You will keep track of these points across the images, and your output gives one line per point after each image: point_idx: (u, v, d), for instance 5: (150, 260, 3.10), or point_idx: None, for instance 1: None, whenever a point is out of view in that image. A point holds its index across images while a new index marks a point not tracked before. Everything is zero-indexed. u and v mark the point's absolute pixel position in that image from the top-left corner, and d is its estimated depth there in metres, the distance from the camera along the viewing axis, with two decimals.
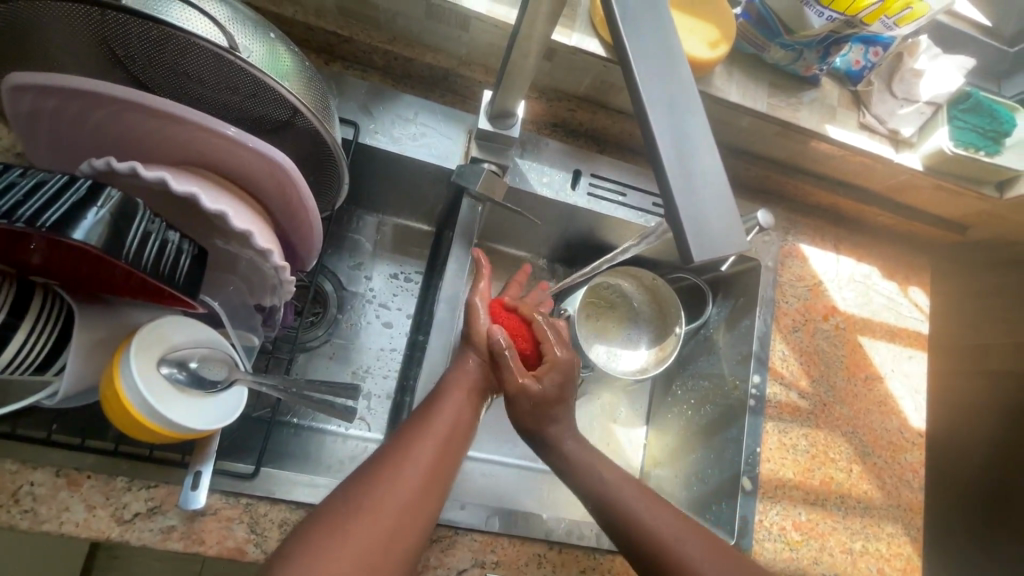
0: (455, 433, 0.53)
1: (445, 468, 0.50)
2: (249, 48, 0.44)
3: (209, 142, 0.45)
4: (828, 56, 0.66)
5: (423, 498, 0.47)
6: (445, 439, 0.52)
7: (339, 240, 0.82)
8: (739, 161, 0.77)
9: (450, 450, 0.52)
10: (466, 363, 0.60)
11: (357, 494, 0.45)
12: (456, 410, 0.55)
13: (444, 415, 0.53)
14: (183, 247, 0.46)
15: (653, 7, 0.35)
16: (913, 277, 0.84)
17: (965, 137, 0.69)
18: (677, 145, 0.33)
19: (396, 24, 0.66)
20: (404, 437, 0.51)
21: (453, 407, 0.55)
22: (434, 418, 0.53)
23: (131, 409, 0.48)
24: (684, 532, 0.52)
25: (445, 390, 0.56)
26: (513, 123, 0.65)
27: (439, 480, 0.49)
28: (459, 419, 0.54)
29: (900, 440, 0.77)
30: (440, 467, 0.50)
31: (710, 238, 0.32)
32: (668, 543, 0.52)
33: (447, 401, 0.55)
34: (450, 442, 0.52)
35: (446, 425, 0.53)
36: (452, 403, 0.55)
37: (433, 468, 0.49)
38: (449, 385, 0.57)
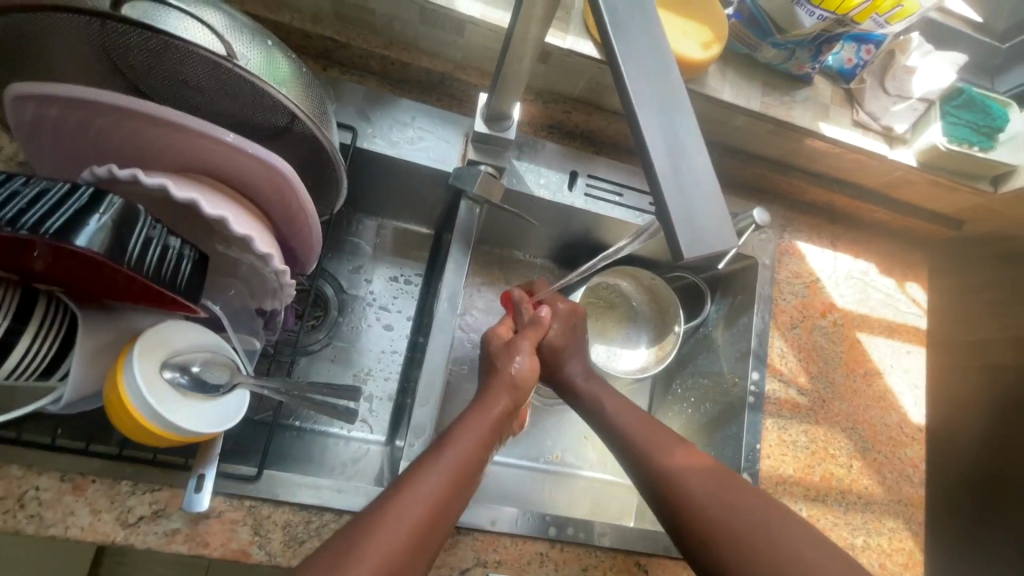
0: (471, 465, 0.53)
1: (454, 503, 0.50)
2: (246, 54, 0.45)
3: (210, 149, 0.46)
4: (820, 54, 0.66)
5: (427, 535, 0.47)
6: (459, 472, 0.51)
7: (339, 244, 0.83)
8: (734, 160, 0.78)
9: (462, 484, 0.51)
10: (499, 398, 0.60)
11: (365, 525, 0.45)
12: (472, 443, 0.54)
13: (467, 433, 0.55)
14: (184, 251, 0.47)
15: (643, 15, 0.35)
16: (910, 273, 0.85)
17: (959, 133, 0.69)
18: (669, 146, 0.34)
19: (392, 30, 0.67)
20: (416, 469, 0.50)
21: (470, 438, 0.54)
22: (449, 449, 0.52)
23: (134, 412, 0.48)
24: (691, 471, 0.56)
25: (465, 423, 0.56)
26: (509, 125, 0.65)
27: (446, 515, 0.49)
28: (474, 453, 0.54)
29: (900, 435, 0.77)
30: (450, 502, 0.50)
31: (701, 236, 0.33)
32: (674, 479, 0.56)
33: (464, 432, 0.55)
34: (464, 477, 0.52)
35: (469, 443, 0.54)
36: (474, 428, 0.56)
37: (442, 502, 0.49)
38: (470, 418, 0.57)
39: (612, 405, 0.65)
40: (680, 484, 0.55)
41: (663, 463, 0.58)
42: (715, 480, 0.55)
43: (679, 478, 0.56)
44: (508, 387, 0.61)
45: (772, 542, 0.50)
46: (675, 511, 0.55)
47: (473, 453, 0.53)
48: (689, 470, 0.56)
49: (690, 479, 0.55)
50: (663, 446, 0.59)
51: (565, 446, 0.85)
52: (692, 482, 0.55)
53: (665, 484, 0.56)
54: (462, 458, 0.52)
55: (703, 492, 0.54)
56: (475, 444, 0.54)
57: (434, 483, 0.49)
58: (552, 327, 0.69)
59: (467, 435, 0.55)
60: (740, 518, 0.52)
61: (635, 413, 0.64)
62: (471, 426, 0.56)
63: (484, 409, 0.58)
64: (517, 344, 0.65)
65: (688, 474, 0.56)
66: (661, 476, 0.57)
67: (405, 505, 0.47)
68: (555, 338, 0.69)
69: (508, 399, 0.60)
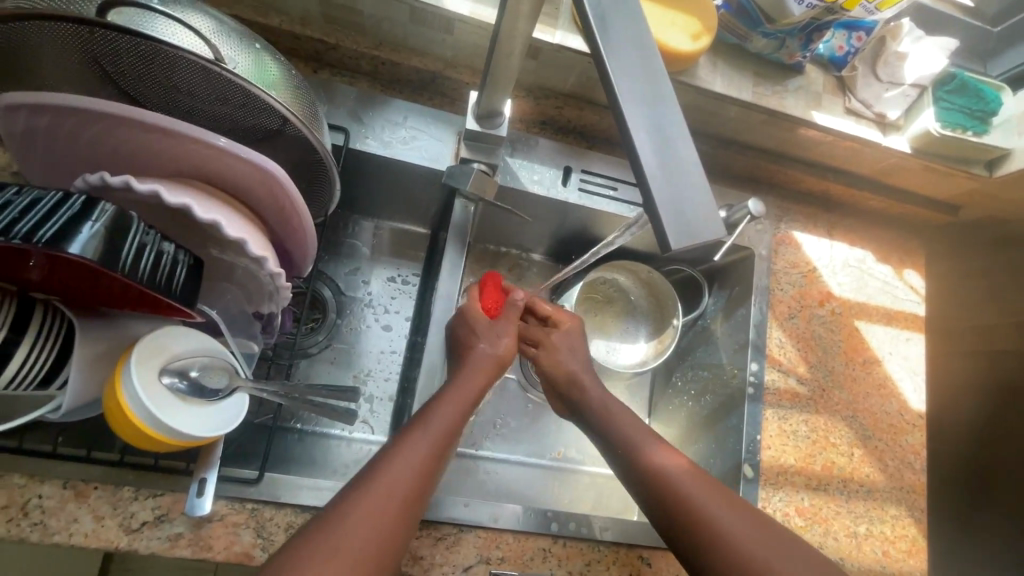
0: (448, 441, 0.53)
1: (435, 475, 0.51)
2: (234, 58, 0.45)
3: (201, 154, 0.46)
4: (810, 42, 0.66)
5: (410, 509, 0.48)
6: (436, 451, 0.51)
7: (337, 244, 0.83)
8: (728, 151, 0.77)
9: (440, 457, 0.52)
10: (476, 375, 0.59)
11: (348, 501, 0.46)
12: (452, 415, 0.55)
13: (442, 411, 0.54)
14: (179, 257, 0.47)
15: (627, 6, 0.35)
16: (908, 260, 0.84)
17: (952, 118, 0.69)
18: (656, 140, 0.34)
19: (381, 30, 0.67)
20: (394, 446, 0.50)
21: (448, 414, 0.54)
22: (428, 424, 0.53)
23: (134, 418, 0.49)
24: (683, 474, 0.55)
25: (442, 395, 0.56)
26: (501, 122, 0.64)
27: (427, 488, 0.50)
28: (455, 425, 0.54)
29: (900, 422, 0.77)
30: (431, 475, 0.50)
31: (689, 227, 0.33)
32: (668, 480, 0.55)
33: (442, 405, 0.55)
34: (443, 452, 0.52)
35: (446, 422, 0.54)
36: (452, 405, 0.55)
37: (422, 477, 0.49)
38: (447, 393, 0.56)
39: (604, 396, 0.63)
40: (679, 490, 0.54)
41: (652, 459, 0.57)
42: (709, 486, 0.55)
43: (671, 476, 0.55)
44: (486, 363, 0.61)
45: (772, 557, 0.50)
46: (671, 515, 0.54)
47: (450, 426, 0.54)
48: (682, 474, 0.55)
49: (684, 483, 0.54)
50: (651, 442, 0.58)
51: (567, 442, 0.85)
52: (683, 485, 0.54)
53: (658, 484, 0.55)
54: (443, 431, 0.53)
55: (697, 497, 0.53)
56: (456, 414, 0.55)
57: (413, 462, 0.49)
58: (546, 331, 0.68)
59: (446, 407, 0.55)
60: (732, 526, 0.51)
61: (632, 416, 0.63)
62: (448, 398, 0.56)
63: (462, 383, 0.58)
64: (497, 328, 0.64)
65: (683, 474, 0.55)
66: (653, 475, 0.55)
67: (384, 483, 0.47)
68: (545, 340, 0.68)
69: (486, 377, 0.60)
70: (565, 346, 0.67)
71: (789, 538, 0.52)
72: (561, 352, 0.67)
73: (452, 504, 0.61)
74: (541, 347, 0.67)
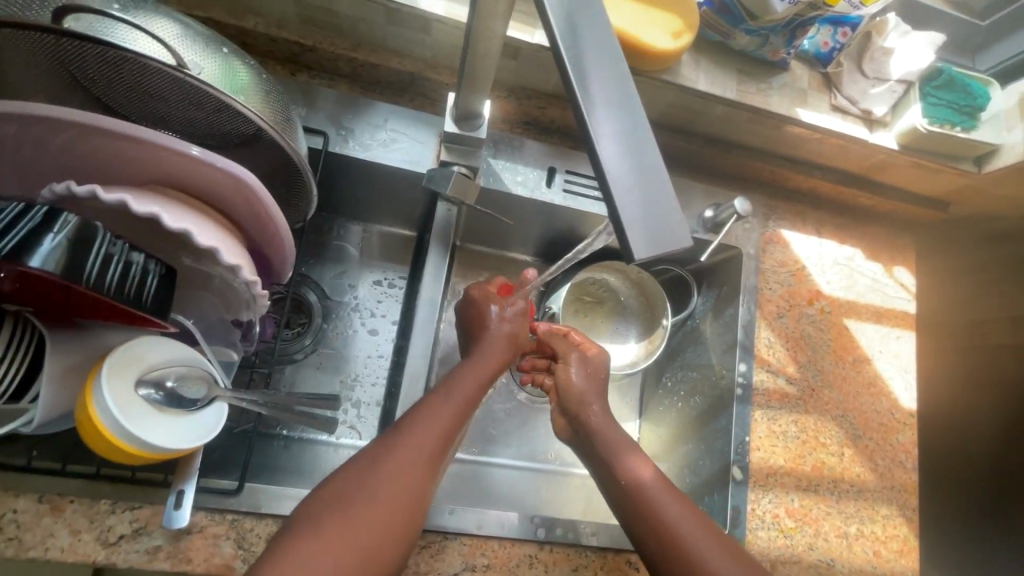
0: (460, 421, 0.53)
1: (445, 455, 0.51)
2: (199, 64, 0.44)
3: (172, 162, 0.45)
4: (794, 39, 0.65)
5: (420, 494, 0.47)
6: (447, 432, 0.51)
7: (323, 248, 0.82)
8: (713, 150, 0.77)
9: (452, 439, 0.52)
10: (489, 351, 0.60)
11: (348, 489, 0.45)
12: (463, 399, 0.54)
13: (455, 392, 0.54)
14: (149, 266, 0.46)
15: (589, 7, 0.34)
16: (898, 257, 0.84)
17: (939, 113, 0.68)
18: (624, 148, 0.33)
19: (359, 31, 0.66)
20: (385, 442, 0.49)
21: (459, 395, 0.54)
22: (429, 416, 0.51)
23: (105, 431, 0.48)
24: (665, 492, 0.55)
25: (455, 376, 0.56)
26: (480, 123, 0.63)
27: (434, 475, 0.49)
28: (466, 407, 0.54)
29: (891, 421, 0.77)
30: (437, 462, 0.49)
31: (656, 233, 0.32)
32: (650, 498, 0.55)
33: (452, 390, 0.55)
34: (451, 436, 0.52)
35: (458, 403, 0.53)
36: (466, 385, 0.55)
37: (427, 465, 0.48)
38: (461, 372, 0.57)
39: (592, 402, 0.64)
40: (656, 509, 0.54)
41: (631, 476, 0.57)
42: (686, 507, 0.55)
43: (651, 490, 0.55)
44: (502, 341, 0.62)
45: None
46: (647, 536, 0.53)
47: (464, 405, 0.54)
48: (663, 492, 0.55)
49: (664, 502, 0.54)
50: (627, 456, 0.59)
51: (560, 445, 0.84)
52: (663, 504, 0.54)
53: (641, 502, 0.55)
54: (451, 417, 0.52)
55: (676, 516, 0.53)
56: (467, 395, 0.55)
57: (420, 446, 0.49)
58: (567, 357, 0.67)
59: (454, 394, 0.54)
60: (708, 551, 0.51)
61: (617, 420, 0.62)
62: (463, 380, 0.56)
63: (473, 364, 0.58)
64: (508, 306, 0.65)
65: (661, 489, 0.56)
66: (637, 493, 0.56)
67: (381, 476, 0.46)
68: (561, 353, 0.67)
69: (503, 353, 0.61)
70: (579, 360, 0.66)
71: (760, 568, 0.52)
72: (572, 367, 0.66)
73: (437, 512, 0.61)
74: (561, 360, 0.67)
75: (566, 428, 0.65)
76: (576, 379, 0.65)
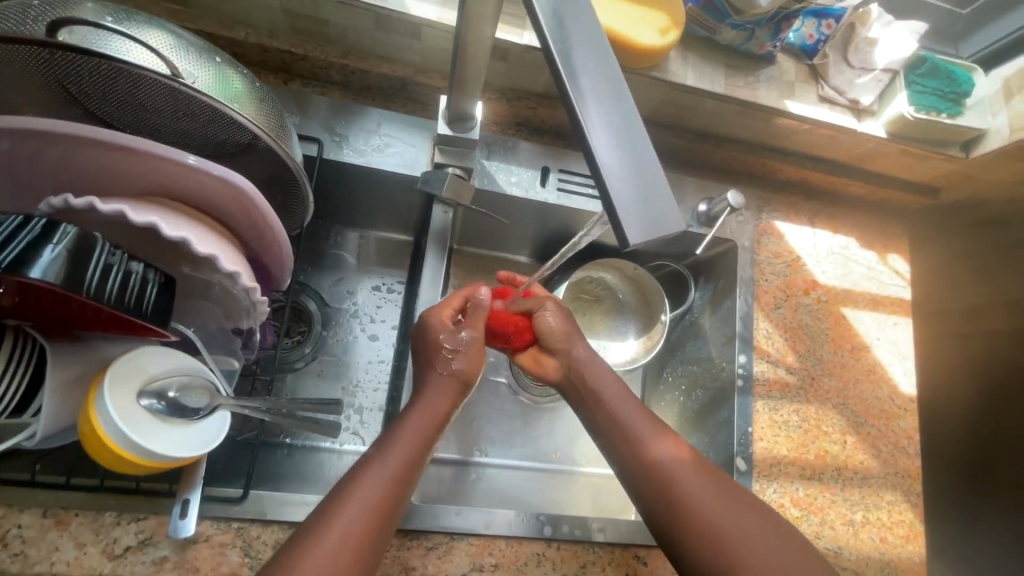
0: (413, 464, 0.52)
1: (413, 476, 0.52)
2: (193, 73, 0.45)
3: (169, 171, 0.45)
4: (779, 31, 0.66)
5: (378, 531, 0.47)
6: (400, 474, 0.50)
7: (321, 256, 0.83)
8: (703, 144, 0.77)
9: (413, 472, 0.52)
10: (436, 397, 0.57)
11: (319, 526, 0.45)
12: (419, 435, 0.53)
13: (402, 437, 0.52)
14: (148, 276, 0.46)
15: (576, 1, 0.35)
16: (892, 244, 0.84)
17: (925, 101, 0.68)
18: (614, 140, 0.33)
19: (349, 38, 0.67)
20: (353, 476, 0.49)
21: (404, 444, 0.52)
22: (386, 448, 0.51)
23: (108, 442, 0.48)
24: (686, 472, 0.53)
25: (406, 417, 0.55)
26: (472, 125, 0.64)
27: (400, 497, 0.49)
28: (415, 452, 0.52)
29: (892, 407, 0.77)
30: (402, 485, 0.50)
31: (649, 224, 0.32)
32: (672, 482, 0.53)
33: (409, 421, 0.54)
34: (409, 472, 0.51)
35: (407, 451, 0.52)
36: (415, 430, 0.54)
37: (383, 509, 0.48)
38: (414, 414, 0.55)
39: (580, 349, 0.64)
40: (677, 491, 0.52)
41: (650, 456, 0.55)
42: (713, 486, 0.53)
43: (671, 473, 0.53)
44: (453, 383, 0.58)
45: (761, 554, 0.49)
46: (669, 521, 0.52)
47: (410, 455, 0.52)
48: (687, 474, 0.53)
49: (687, 484, 0.52)
50: (654, 435, 0.56)
51: (564, 444, 0.84)
52: (684, 484, 0.52)
53: (662, 483, 0.53)
54: (400, 459, 0.51)
55: (699, 493, 0.52)
56: (421, 436, 0.53)
57: (372, 489, 0.48)
58: (548, 314, 0.64)
59: (401, 440, 0.52)
60: (732, 531, 0.50)
61: (627, 396, 0.60)
62: (409, 427, 0.54)
63: (428, 404, 0.56)
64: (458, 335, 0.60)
65: (681, 470, 0.53)
66: (653, 472, 0.54)
67: (350, 512, 0.46)
68: (547, 315, 0.64)
69: (453, 396, 0.58)
70: (555, 306, 0.65)
71: (796, 542, 0.51)
72: (550, 313, 0.64)
73: (445, 513, 0.61)
74: (542, 316, 0.64)
75: (557, 368, 0.64)
76: (556, 325, 0.64)
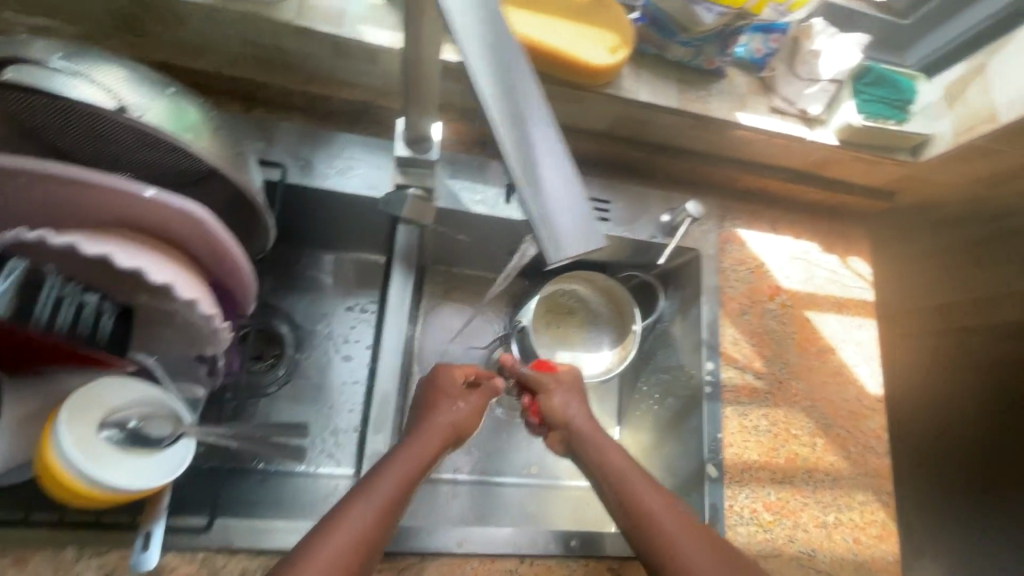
0: (401, 497, 0.52)
1: (401, 511, 0.52)
2: (145, 106, 0.45)
3: (122, 203, 0.45)
4: (726, 48, 0.68)
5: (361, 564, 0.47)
6: (388, 509, 0.50)
7: (292, 279, 0.83)
8: (664, 156, 0.79)
9: (400, 507, 0.52)
10: (425, 437, 0.58)
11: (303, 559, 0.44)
12: (409, 469, 0.54)
13: (391, 471, 0.53)
14: (102, 307, 0.48)
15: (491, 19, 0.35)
16: (853, 248, 0.86)
17: (872, 109, 0.71)
18: (532, 160, 0.35)
19: (309, 65, 0.68)
20: (340, 509, 0.49)
21: (395, 478, 0.52)
22: (376, 482, 0.51)
23: (65, 476, 0.47)
24: (664, 508, 0.55)
25: (397, 451, 0.55)
26: (430, 146, 0.64)
27: (385, 532, 0.49)
28: (404, 485, 0.53)
29: (859, 408, 0.78)
30: (391, 517, 0.50)
31: (568, 238, 0.35)
32: (648, 515, 0.54)
33: (403, 454, 0.55)
34: (397, 505, 0.51)
35: (396, 484, 0.52)
36: (404, 463, 0.54)
37: (370, 544, 0.48)
38: (403, 450, 0.56)
39: (581, 423, 0.64)
40: (654, 525, 0.53)
41: (630, 491, 0.56)
42: (687, 521, 0.54)
43: (649, 508, 0.55)
44: (445, 429, 0.60)
45: None
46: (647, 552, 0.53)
47: (401, 489, 0.52)
48: (663, 507, 0.55)
49: (664, 518, 0.54)
50: (634, 473, 0.58)
51: (542, 457, 0.84)
52: (664, 520, 0.54)
53: (638, 516, 0.54)
54: (391, 491, 0.51)
55: (675, 528, 0.53)
56: (411, 472, 0.54)
57: (360, 522, 0.48)
58: (554, 396, 0.66)
59: (391, 472, 0.53)
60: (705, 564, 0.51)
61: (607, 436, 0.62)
62: (399, 460, 0.54)
63: (421, 440, 0.57)
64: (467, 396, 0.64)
65: (658, 505, 0.55)
66: (631, 507, 0.55)
67: (335, 545, 0.46)
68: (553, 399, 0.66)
69: (441, 439, 0.59)
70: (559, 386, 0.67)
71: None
72: (555, 395, 0.66)
73: (417, 533, 0.60)
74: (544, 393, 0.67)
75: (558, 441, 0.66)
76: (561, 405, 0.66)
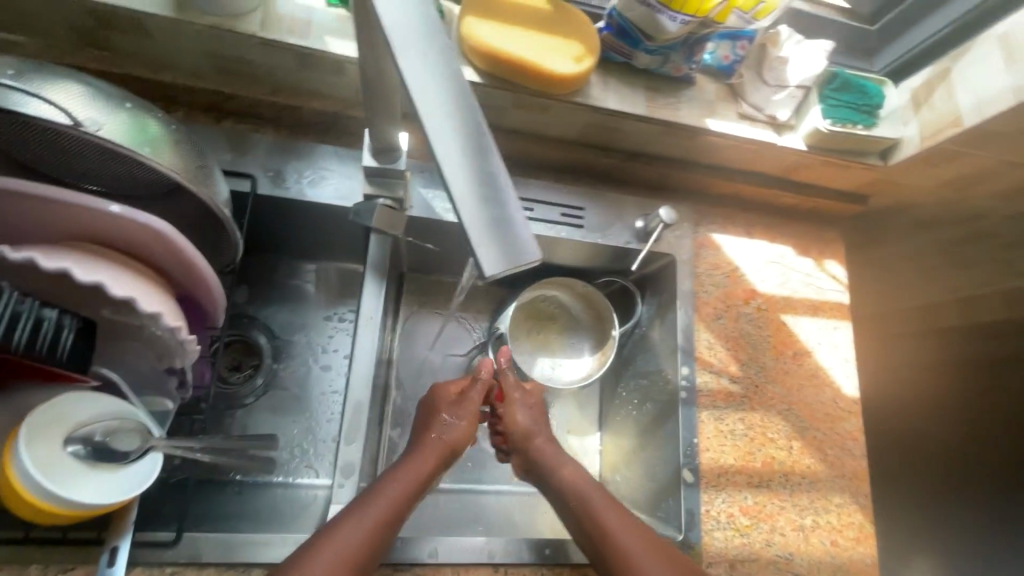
0: (395, 516, 0.52)
1: (395, 530, 0.52)
2: (105, 121, 0.45)
3: (79, 217, 0.45)
4: (692, 55, 0.69)
5: None
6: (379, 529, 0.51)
7: (268, 290, 0.83)
8: (637, 162, 0.79)
9: (394, 526, 0.52)
10: (417, 456, 0.58)
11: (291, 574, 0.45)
12: (404, 488, 0.55)
13: (388, 490, 0.54)
14: (64, 322, 0.49)
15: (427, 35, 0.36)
16: (828, 251, 0.87)
17: (840, 114, 0.72)
18: (467, 171, 0.35)
19: (277, 77, 0.68)
20: (330, 527, 0.49)
21: (389, 497, 0.53)
22: (370, 501, 0.52)
23: (25, 494, 0.47)
24: (623, 528, 0.56)
25: (394, 470, 0.56)
26: (399, 156, 0.65)
27: (375, 550, 0.50)
28: (399, 505, 0.53)
29: (836, 410, 0.78)
30: (384, 536, 0.51)
31: (503, 251, 0.35)
32: (606, 534, 0.55)
33: (401, 472, 0.56)
34: (390, 524, 0.52)
35: (390, 504, 0.53)
36: (399, 483, 0.55)
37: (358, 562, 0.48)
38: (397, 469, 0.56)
39: (541, 443, 0.65)
40: (611, 543, 0.55)
41: (592, 510, 0.57)
42: (645, 540, 0.55)
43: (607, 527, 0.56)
44: (441, 447, 0.60)
45: None
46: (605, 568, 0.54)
47: (395, 509, 0.53)
48: (623, 527, 0.56)
49: (619, 536, 0.55)
50: (599, 493, 0.59)
51: None
52: (621, 539, 0.55)
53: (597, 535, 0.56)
54: (383, 510, 0.52)
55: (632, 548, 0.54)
56: (406, 492, 0.55)
57: (350, 540, 0.48)
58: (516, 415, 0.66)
59: (385, 492, 0.53)
60: None
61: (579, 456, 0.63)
62: (395, 479, 0.55)
63: (416, 460, 0.58)
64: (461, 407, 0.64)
65: (617, 524, 0.56)
66: (591, 526, 0.57)
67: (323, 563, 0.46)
68: (518, 418, 0.66)
69: (435, 458, 0.59)
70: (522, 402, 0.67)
71: None
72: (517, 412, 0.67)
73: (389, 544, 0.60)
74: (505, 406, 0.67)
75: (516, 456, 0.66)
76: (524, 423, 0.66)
